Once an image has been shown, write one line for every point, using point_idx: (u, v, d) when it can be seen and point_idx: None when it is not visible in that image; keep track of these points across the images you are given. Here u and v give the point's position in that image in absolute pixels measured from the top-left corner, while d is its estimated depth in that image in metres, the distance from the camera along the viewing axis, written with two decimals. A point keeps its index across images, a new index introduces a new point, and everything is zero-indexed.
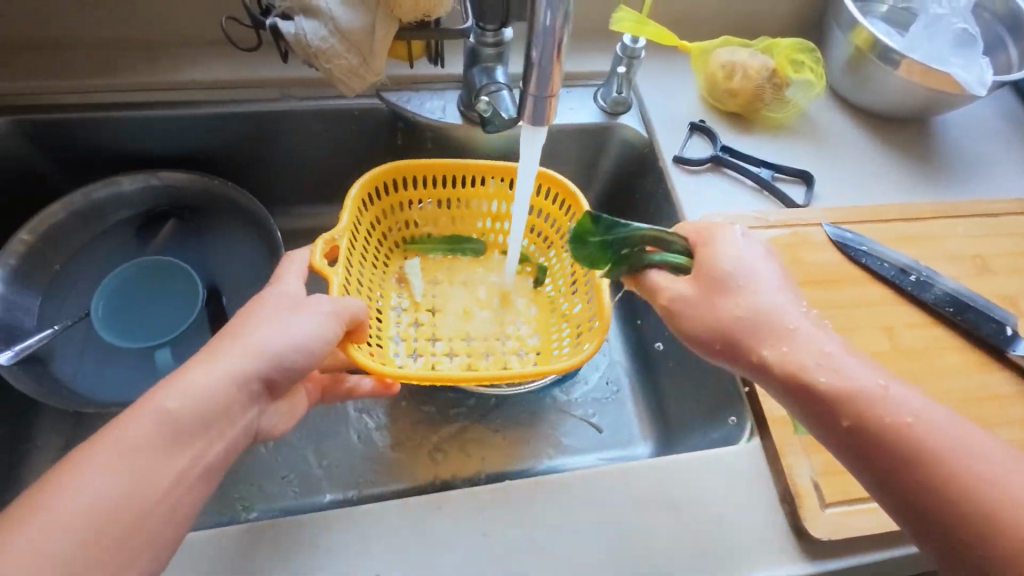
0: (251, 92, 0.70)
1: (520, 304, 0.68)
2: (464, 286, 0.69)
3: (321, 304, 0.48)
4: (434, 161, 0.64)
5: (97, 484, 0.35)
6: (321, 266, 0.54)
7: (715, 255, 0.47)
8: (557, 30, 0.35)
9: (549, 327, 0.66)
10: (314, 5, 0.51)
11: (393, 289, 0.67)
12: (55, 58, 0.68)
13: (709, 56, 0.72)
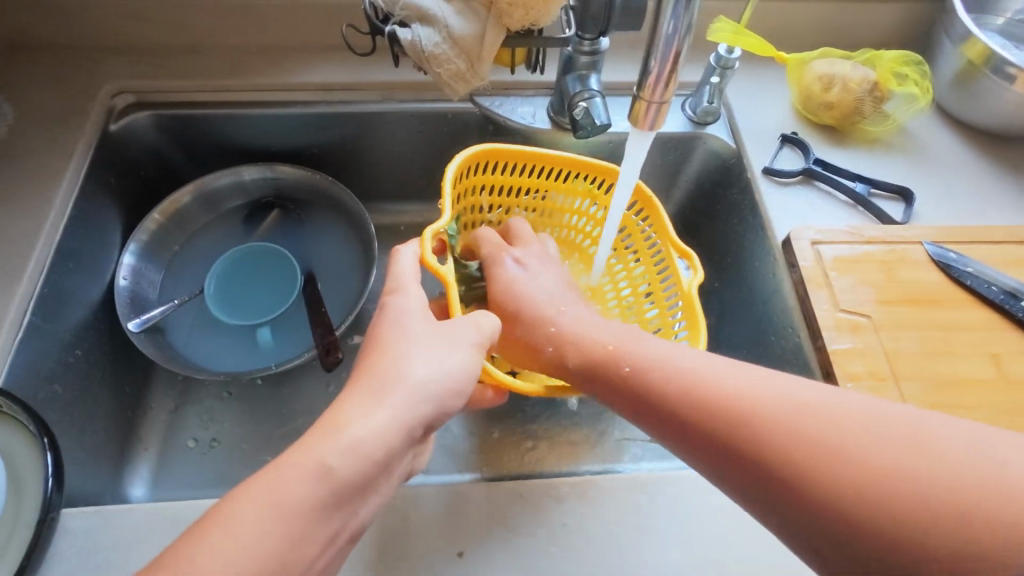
0: (356, 94, 0.75)
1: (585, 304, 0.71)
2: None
3: (466, 330, 0.47)
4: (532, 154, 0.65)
5: (268, 533, 0.35)
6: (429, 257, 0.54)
7: (500, 270, 0.58)
8: (678, 41, 0.37)
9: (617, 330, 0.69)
10: (430, 13, 0.54)
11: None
12: (189, 59, 0.75)
13: (806, 67, 0.71)
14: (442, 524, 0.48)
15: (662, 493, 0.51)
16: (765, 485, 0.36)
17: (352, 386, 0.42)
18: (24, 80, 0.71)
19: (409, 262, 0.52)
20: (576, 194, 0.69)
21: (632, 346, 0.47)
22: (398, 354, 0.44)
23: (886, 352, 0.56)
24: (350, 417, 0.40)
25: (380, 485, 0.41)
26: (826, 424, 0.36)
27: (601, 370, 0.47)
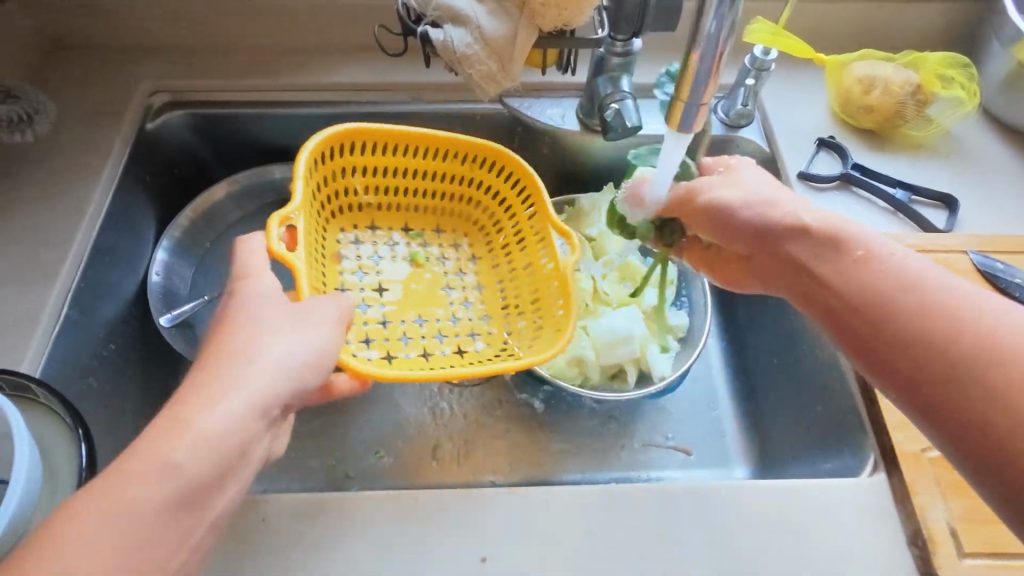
0: (386, 95, 0.76)
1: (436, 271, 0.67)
2: (400, 261, 0.66)
3: (325, 306, 0.46)
4: (383, 131, 0.61)
5: (110, 537, 0.34)
6: (281, 253, 0.51)
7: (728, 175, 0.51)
8: (720, 40, 0.36)
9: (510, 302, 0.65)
10: (462, 14, 0.54)
11: (333, 260, 0.64)
12: (224, 59, 0.76)
13: (845, 70, 0.69)
14: (464, 528, 0.48)
15: (691, 503, 0.49)
16: (889, 361, 0.40)
17: (206, 370, 0.41)
18: (66, 78, 0.73)
19: (257, 249, 0.49)
20: (421, 169, 0.66)
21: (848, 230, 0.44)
22: (250, 336, 0.43)
23: None
24: (204, 404, 0.39)
25: (238, 472, 0.40)
26: (1000, 325, 0.38)
27: (786, 254, 0.46)
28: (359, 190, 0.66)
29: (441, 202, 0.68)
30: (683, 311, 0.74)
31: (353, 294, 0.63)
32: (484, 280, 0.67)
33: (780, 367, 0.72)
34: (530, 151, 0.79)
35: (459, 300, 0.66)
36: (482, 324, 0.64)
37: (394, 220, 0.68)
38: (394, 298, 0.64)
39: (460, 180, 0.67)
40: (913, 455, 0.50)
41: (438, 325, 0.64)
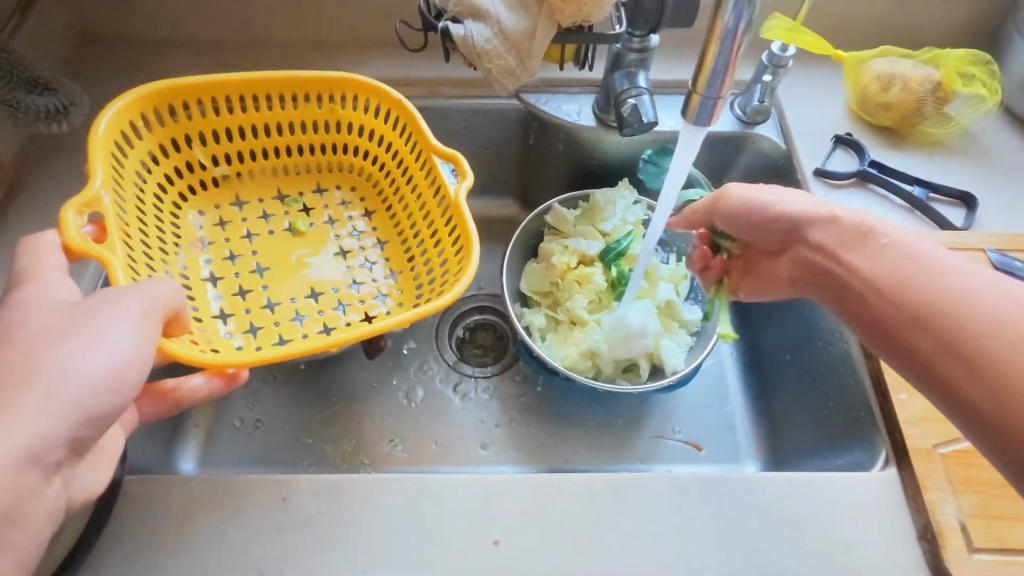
0: (405, 90, 0.77)
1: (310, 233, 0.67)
2: (282, 234, 0.67)
3: (122, 306, 0.40)
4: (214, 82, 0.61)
5: None
6: (79, 243, 0.48)
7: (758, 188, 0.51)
8: (737, 30, 0.36)
9: (401, 257, 0.67)
10: (482, 9, 0.55)
11: (190, 242, 0.64)
12: (248, 54, 0.78)
13: (865, 66, 0.69)
14: (477, 513, 0.49)
15: (702, 494, 0.50)
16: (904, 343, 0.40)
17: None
18: (98, 71, 0.75)
19: (43, 246, 0.46)
20: (279, 122, 0.66)
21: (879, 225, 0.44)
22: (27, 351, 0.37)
23: None
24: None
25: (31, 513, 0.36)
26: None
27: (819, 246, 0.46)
28: (207, 162, 0.66)
29: (322, 156, 0.70)
30: (697, 307, 0.74)
31: (254, 288, 0.63)
32: (364, 241, 0.68)
33: (793, 364, 0.72)
34: (546, 146, 0.80)
35: (349, 261, 0.66)
36: (372, 277, 0.66)
37: (256, 187, 0.68)
38: (282, 280, 0.64)
39: (335, 127, 0.68)
40: (925, 451, 0.50)
41: (341, 293, 0.64)
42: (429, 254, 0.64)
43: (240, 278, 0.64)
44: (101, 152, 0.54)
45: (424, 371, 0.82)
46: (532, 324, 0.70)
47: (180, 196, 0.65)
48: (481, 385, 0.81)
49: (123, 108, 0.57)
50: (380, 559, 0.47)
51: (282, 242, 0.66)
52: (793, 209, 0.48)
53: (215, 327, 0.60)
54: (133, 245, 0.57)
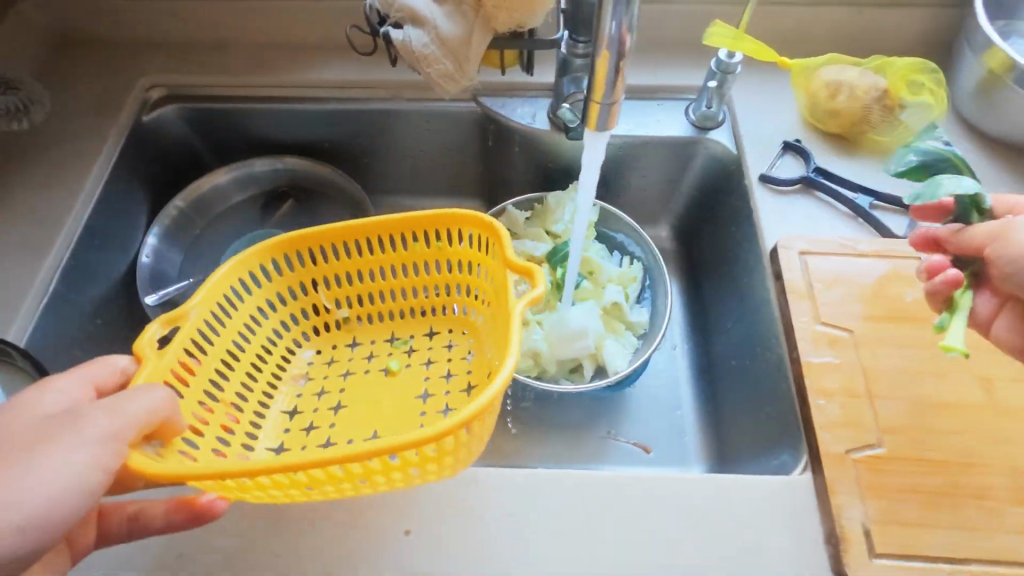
0: (366, 92, 0.80)
1: (404, 376, 0.61)
2: (376, 370, 0.62)
3: (91, 419, 0.38)
4: (328, 231, 0.58)
5: None
6: (145, 348, 0.48)
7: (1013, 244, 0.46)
8: (620, 32, 0.37)
9: (478, 390, 0.57)
10: (420, 15, 0.57)
11: (281, 376, 0.61)
12: (216, 56, 0.80)
13: (813, 73, 0.69)
14: (392, 504, 0.51)
15: (617, 494, 0.51)
16: None
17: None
18: (73, 71, 0.79)
19: (110, 364, 0.46)
20: (382, 265, 0.63)
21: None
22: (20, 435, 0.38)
23: (864, 369, 0.54)
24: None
25: None
26: None
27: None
28: (330, 304, 0.64)
29: (430, 301, 0.65)
30: (645, 309, 0.74)
31: (321, 424, 0.58)
32: (447, 401, 0.59)
33: (739, 368, 0.72)
34: (504, 148, 0.82)
35: (431, 402, 0.59)
36: (444, 388, 0.60)
37: (372, 333, 0.65)
38: (346, 408, 0.59)
39: (450, 268, 0.63)
40: (837, 455, 0.50)
41: (409, 437, 0.56)
42: (496, 363, 0.56)
43: (316, 413, 0.59)
44: (214, 291, 0.54)
45: None
46: None
47: (308, 330, 0.64)
48: None
49: (240, 264, 0.56)
50: (295, 544, 0.49)
51: (371, 390, 0.60)
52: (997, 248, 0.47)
53: (259, 453, 0.56)
54: (206, 368, 0.54)
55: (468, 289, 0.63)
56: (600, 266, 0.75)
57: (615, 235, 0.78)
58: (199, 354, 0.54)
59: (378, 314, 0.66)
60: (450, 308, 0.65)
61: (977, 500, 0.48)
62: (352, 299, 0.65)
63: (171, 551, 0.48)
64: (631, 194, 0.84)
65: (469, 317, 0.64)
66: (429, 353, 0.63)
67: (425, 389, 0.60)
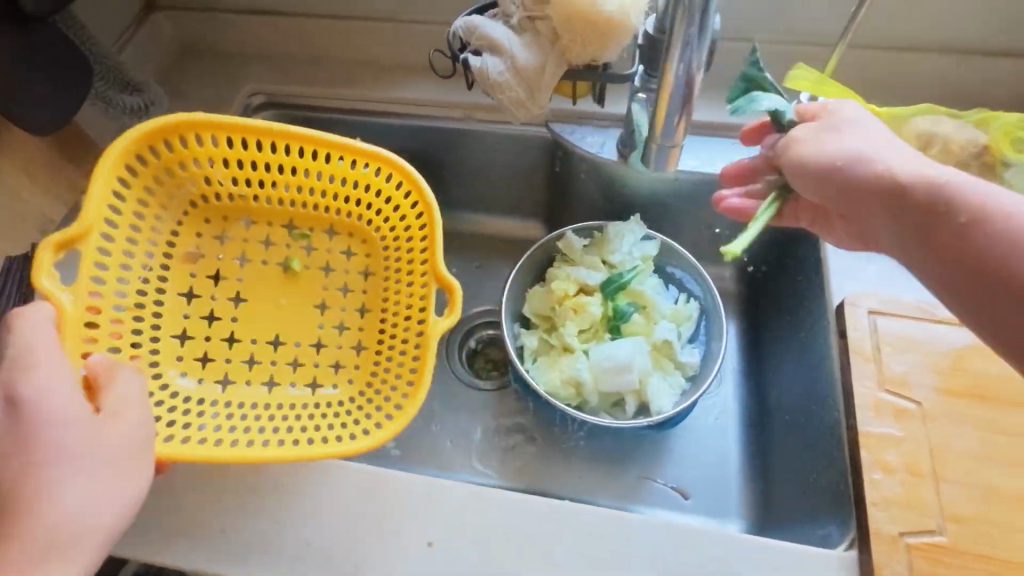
0: (444, 112, 0.83)
1: (303, 279, 0.67)
2: (275, 267, 0.67)
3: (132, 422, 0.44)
4: (246, 125, 0.60)
5: None
6: (47, 287, 0.49)
7: (804, 148, 0.51)
8: (692, 72, 0.51)
9: (376, 329, 0.65)
10: (499, 44, 0.59)
11: (180, 263, 0.65)
12: (312, 69, 0.87)
13: (900, 122, 0.64)
14: (419, 513, 0.52)
15: (645, 537, 0.50)
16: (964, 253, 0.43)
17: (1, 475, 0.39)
18: (191, 76, 0.88)
19: (37, 318, 0.46)
20: (314, 170, 0.65)
21: (921, 177, 0.45)
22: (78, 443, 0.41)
23: (931, 446, 0.50)
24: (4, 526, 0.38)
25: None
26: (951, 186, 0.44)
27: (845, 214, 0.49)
28: (224, 181, 0.66)
29: (327, 202, 0.68)
30: (698, 350, 0.72)
31: (224, 316, 0.64)
32: (331, 321, 0.66)
33: (793, 423, 0.68)
34: (570, 173, 0.83)
35: (328, 317, 0.66)
36: (340, 303, 0.67)
37: (268, 215, 0.68)
38: (249, 313, 0.65)
39: (342, 180, 0.66)
40: (890, 536, 0.46)
41: (301, 350, 0.64)
42: (399, 324, 0.63)
43: (215, 305, 0.64)
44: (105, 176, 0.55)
45: None
46: (525, 345, 0.72)
47: (200, 220, 0.67)
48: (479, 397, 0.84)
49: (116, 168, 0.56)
50: (325, 537, 0.51)
51: (272, 292, 0.66)
52: (808, 150, 0.50)
53: (168, 346, 0.61)
54: (108, 268, 0.58)
55: (375, 212, 0.67)
56: (653, 302, 0.73)
57: (673, 271, 0.77)
58: (102, 263, 0.58)
59: (261, 199, 0.67)
60: (304, 203, 0.68)
61: None
62: (238, 174, 0.66)
63: (218, 526, 0.52)
64: (694, 230, 0.83)
65: (310, 215, 0.68)
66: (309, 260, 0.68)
67: (326, 316, 0.66)
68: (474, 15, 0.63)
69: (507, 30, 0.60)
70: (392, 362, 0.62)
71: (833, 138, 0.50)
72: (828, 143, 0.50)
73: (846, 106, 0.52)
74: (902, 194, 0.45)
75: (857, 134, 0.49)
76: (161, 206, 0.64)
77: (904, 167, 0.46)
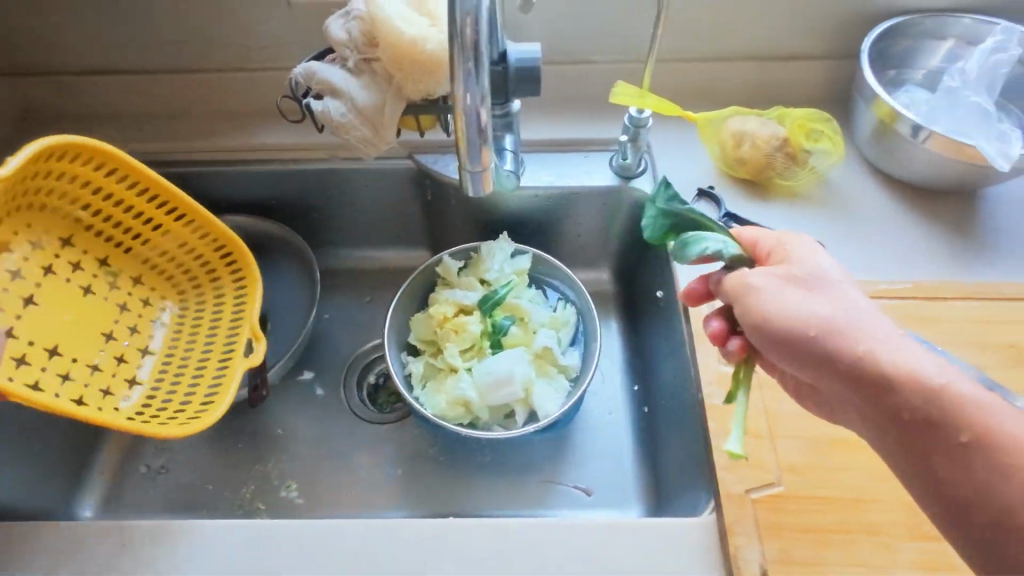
0: (309, 154, 0.84)
1: (154, 301, 0.72)
2: (94, 261, 0.68)
3: None
4: (142, 172, 0.66)
5: None
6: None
7: (767, 300, 0.49)
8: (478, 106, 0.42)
9: (190, 334, 0.71)
10: (338, 87, 0.62)
11: (10, 239, 0.62)
12: (165, 124, 0.85)
13: (720, 124, 0.73)
14: (305, 560, 0.51)
15: (527, 539, 0.52)
16: (939, 458, 0.43)
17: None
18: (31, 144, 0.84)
19: None
20: (176, 231, 0.71)
21: (899, 362, 0.45)
22: None
23: (766, 409, 0.55)
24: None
25: None
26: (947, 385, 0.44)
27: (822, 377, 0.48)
28: (100, 185, 0.66)
29: (184, 255, 0.73)
30: (577, 351, 0.77)
31: (49, 301, 0.63)
32: (144, 325, 0.70)
33: (669, 407, 0.74)
34: (442, 200, 0.86)
35: (162, 324, 0.71)
36: (156, 313, 0.72)
37: (105, 217, 0.68)
38: (80, 306, 0.65)
39: (196, 254, 0.73)
40: (737, 495, 0.51)
41: (118, 330, 0.68)
42: (208, 347, 0.70)
43: (48, 292, 0.64)
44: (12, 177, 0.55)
45: (326, 417, 0.86)
46: (412, 372, 0.73)
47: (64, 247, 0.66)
48: (382, 430, 0.84)
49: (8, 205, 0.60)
50: None
51: (105, 287, 0.69)
52: (791, 309, 0.48)
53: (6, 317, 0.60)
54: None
55: (200, 270, 0.74)
56: (530, 312, 0.77)
57: (547, 280, 0.81)
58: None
59: (96, 214, 0.68)
60: (155, 266, 0.72)
61: (871, 535, 0.49)
62: (107, 185, 0.66)
63: None
64: (567, 239, 0.88)
65: (154, 278, 0.73)
66: (124, 268, 0.71)
67: (153, 313, 0.71)
68: (313, 61, 0.65)
69: (345, 73, 0.62)
70: (195, 353, 0.70)
71: (798, 291, 0.49)
72: (806, 296, 0.49)
73: (801, 246, 0.53)
74: (872, 380, 0.45)
75: (842, 301, 0.48)
76: (39, 229, 0.64)
77: (894, 356, 0.45)
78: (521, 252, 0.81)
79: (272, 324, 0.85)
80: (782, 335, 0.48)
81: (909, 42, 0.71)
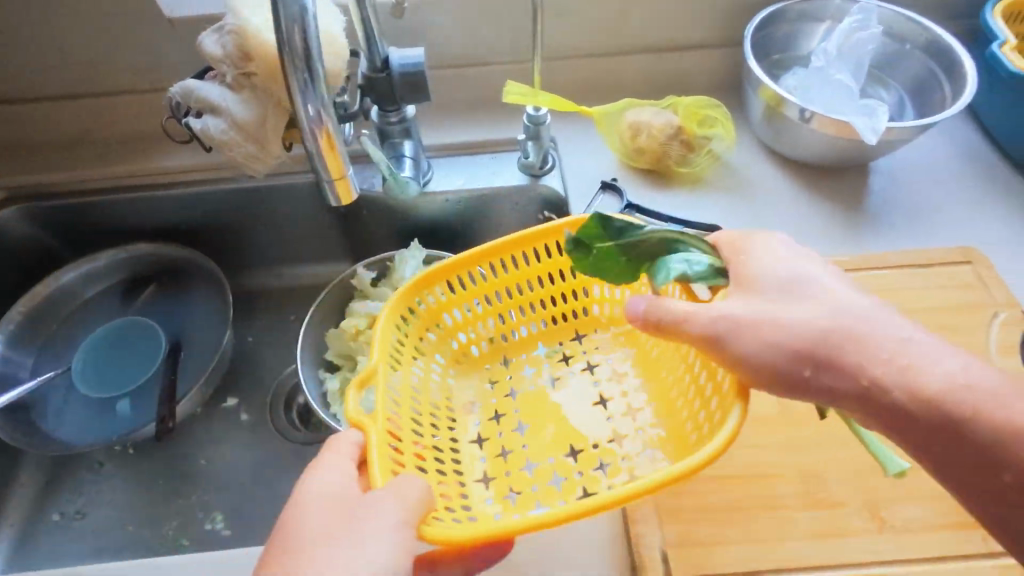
0: (213, 174, 0.83)
1: (532, 371, 0.61)
2: (502, 353, 0.62)
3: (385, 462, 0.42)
4: (465, 257, 0.57)
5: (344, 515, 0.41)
6: (358, 415, 0.46)
7: (749, 280, 0.46)
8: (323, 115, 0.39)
9: (672, 406, 0.54)
10: (216, 104, 0.60)
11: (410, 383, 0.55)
12: (58, 154, 0.82)
13: (616, 117, 0.74)
14: None
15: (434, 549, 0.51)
16: (946, 441, 0.42)
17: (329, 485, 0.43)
18: None
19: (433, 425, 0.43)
20: (500, 287, 0.61)
21: (801, 336, 0.44)
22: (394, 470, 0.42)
23: (666, 394, 0.56)
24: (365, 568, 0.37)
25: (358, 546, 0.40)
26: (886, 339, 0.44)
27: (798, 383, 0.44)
28: (428, 335, 0.59)
29: (533, 294, 0.62)
30: None
31: (509, 428, 0.57)
32: (524, 432, 0.56)
33: None
34: (355, 211, 0.85)
35: (558, 383, 0.59)
36: (552, 376, 0.60)
37: (490, 334, 0.62)
38: (492, 429, 0.57)
39: (539, 283, 0.61)
40: (637, 483, 0.51)
41: (524, 452, 0.55)
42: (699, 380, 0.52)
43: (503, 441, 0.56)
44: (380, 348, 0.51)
45: (252, 442, 0.83)
46: (329, 389, 0.72)
47: (415, 347, 0.58)
48: (311, 451, 0.82)
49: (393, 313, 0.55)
50: None
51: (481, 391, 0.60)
52: (726, 310, 0.44)
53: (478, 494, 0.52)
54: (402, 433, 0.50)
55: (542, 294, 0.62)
56: None
57: None
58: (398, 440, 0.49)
59: (431, 315, 0.59)
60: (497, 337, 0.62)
61: (768, 509, 0.50)
62: (439, 333, 0.60)
63: None
64: (487, 241, 0.87)
65: (510, 337, 0.62)
66: (499, 349, 0.62)
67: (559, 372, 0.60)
68: (192, 79, 0.62)
69: (223, 89, 0.60)
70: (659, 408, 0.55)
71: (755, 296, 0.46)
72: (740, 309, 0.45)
73: (756, 248, 0.48)
74: (820, 353, 0.43)
75: (823, 303, 0.45)
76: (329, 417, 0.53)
77: (804, 322, 0.44)
78: (437, 258, 0.80)
79: (187, 351, 0.82)
80: (755, 353, 0.43)
81: (789, 26, 0.74)
